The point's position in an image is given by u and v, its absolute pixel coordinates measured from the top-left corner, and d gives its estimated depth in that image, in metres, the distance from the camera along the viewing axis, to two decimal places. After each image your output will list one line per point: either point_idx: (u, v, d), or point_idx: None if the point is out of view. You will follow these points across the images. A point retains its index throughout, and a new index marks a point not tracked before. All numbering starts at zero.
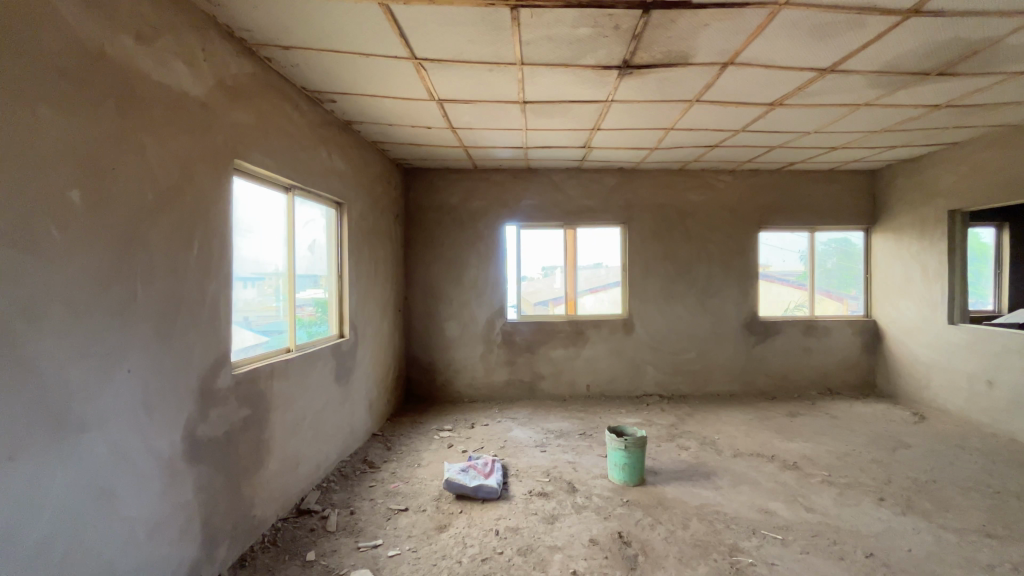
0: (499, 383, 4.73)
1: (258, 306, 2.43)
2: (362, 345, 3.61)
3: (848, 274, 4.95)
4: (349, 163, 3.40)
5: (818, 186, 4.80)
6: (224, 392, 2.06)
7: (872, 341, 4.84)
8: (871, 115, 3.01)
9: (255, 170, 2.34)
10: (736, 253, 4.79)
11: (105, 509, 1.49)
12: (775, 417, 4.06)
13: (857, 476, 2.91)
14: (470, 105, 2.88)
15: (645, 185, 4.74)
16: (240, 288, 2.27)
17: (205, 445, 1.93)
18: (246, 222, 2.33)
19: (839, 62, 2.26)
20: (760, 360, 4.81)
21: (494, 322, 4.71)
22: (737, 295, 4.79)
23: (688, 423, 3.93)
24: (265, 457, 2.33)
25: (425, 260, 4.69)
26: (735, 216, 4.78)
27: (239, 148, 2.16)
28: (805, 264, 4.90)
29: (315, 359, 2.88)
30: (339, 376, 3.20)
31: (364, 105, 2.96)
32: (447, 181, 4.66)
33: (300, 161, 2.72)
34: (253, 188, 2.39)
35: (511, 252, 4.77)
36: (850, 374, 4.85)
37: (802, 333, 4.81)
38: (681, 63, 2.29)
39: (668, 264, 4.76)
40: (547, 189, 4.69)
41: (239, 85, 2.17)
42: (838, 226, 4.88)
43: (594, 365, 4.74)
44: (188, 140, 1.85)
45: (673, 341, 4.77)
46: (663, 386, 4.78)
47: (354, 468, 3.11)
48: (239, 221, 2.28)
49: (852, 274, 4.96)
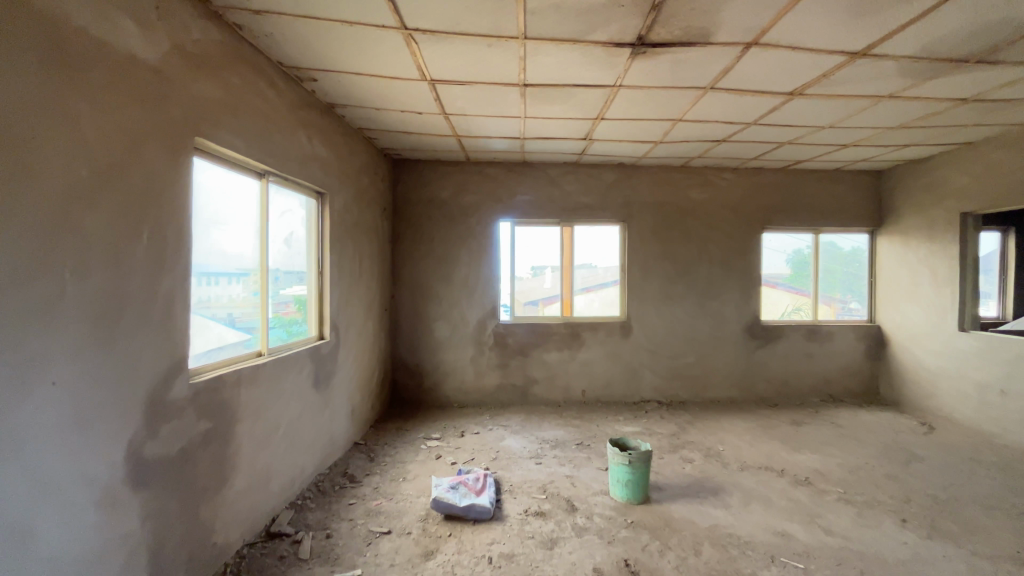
0: (489, 388, 4.49)
1: (226, 305, 2.14)
2: (345, 347, 3.34)
3: (852, 277, 4.81)
4: (332, 150, 3.13)
5: (823, 186, 4.65)
6: (180, 404, 1.79)
7: (875, 348, 4.69)
8: (893, 108, 2.82)
9: (223, 151, 2.06)
10: (738, 254, 4.60)
11: (18, 551, 1.22)
12: (779, 426, 3.88)
13: (874, 494, 2.72)
14: (465, 87, 2.63)
15: (645, 182, 4.53)
16: (202, 285, 1.97)
17: (154, 465, 1.66)
18: (212, 210, 2.05)
19: (875, 44, 2.06)
20: (761, 366, 4.63)
21: (487, 323, 4.47)
22: (738, 299, 4.60)
23: (689, 432, 3.73)
24: (230, 476, 2.06)
25: (414, 256, 4.43)
26: (738, 216, 4.59)
27: (201, 123, 1.88)
28: (808, 267, 4.75)
29: (290, 363, 2.61)
30: (317, 381, 2.93)
31: (350, 85, 2.70)
32: (438, 173, 4.41)
33: (275, 145, 2.44)
34: (218, 172, 2.10)
35: (505, 249, 4.54)
36: (853, 381, 4.69)
37: (804, 337, 4.65)
38: (700, 42, 2.07)
39: (668, 265, 4.56)
40: (544, 184, 4.46)
41: (204, 53, 1.90)
42: (842, 228, 4.72)
43: (590, 369, 4.53)
44: (136, 109, 1.58)
45: (673, 345, 4.58)
46: (662, 392, 4.58)
47: (333, 483, 2.84)
48: (202, 209, 1.99)
49: (855, 278, 4.81)
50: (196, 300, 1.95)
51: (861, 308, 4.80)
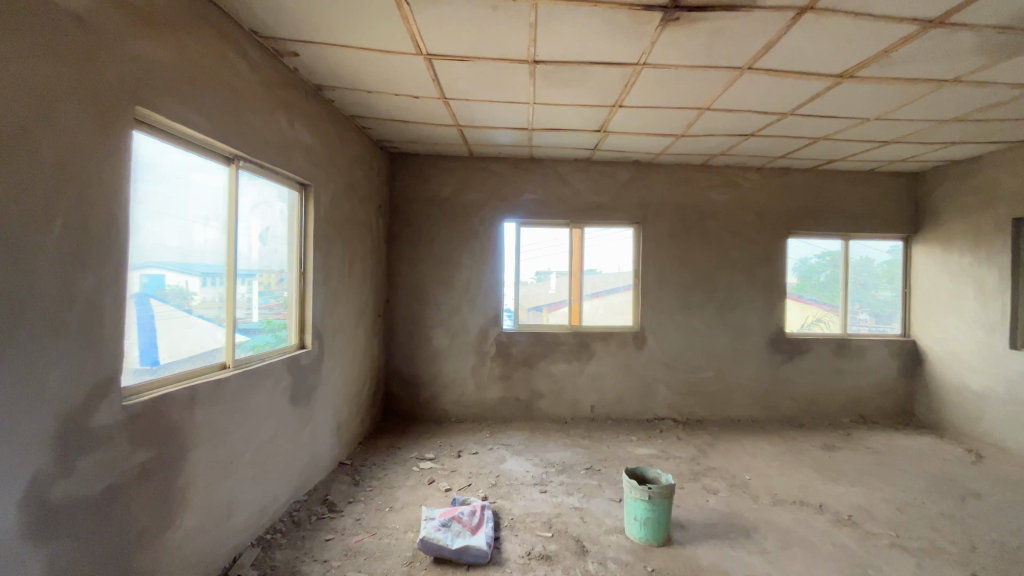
0: (491, 402, 4.15)
1: (181, 309, 1.82)
2: (330, 356, 3.01)
3: (885, 288, 4.43)
4: (319, 138, 2.81)
5: (855, 189, 4.29)
6: (109, 431, 1.46)
7: (910, 365, 4.32)
8: (956, 95, 2.47)
9: (179, 129, 1.75)
10: (762, 261, 4.24)
11: None
12: (810, 451, 3.51)
13: (932, 539, 2.35)
14: (467, 64, 2.31)
15: (662, 181, 4.19)
16: (149, 285, 1.66)
17: (68, 510, 1.33)
18: (165, 198, 1.74)
19: (955, 10, 1.72)
20: (786, 382, 4.26)
21: (489, 331, 4.13)
22: (762, 309, 4.24)
23: (710, 456, 3.37)
24: (178, 513, 1.73)
25: (411, 258, 4.10)
26: (763, 219, 4.24)
27: (146, 92, 1.57)
28: (836, 276, 4.39)
29: (261, 377, 2.28)
30: (296, 396, 2.60)
31: (337, 62, 2.38)
32: (439, 169, 4.09)
33: (248, 126, 2.13)
34: (171, 153, 1.78)
35: (510, 252, 4.21)
36: (886, 400, 4.31)
37: (833, 352, 4.28)
38: (745, 7, 1.75)
39: (686, 271, 4.21)
40: (553, 182, 4.13)
41: (151, 9, 1.59)
42: (875, 234, 4.36)
43: (600, 383, 4.18)
44: (49, 66, 1.27)
45: (689, 358, 4.22)
46: (678, 409, 4.22)
47: (310, 513, 2.50)
48: (149, 196, 1.67)
49: (889, 289, 4.44)
50: (138, 304, 1.62)
51: (894, 322, 4.43)
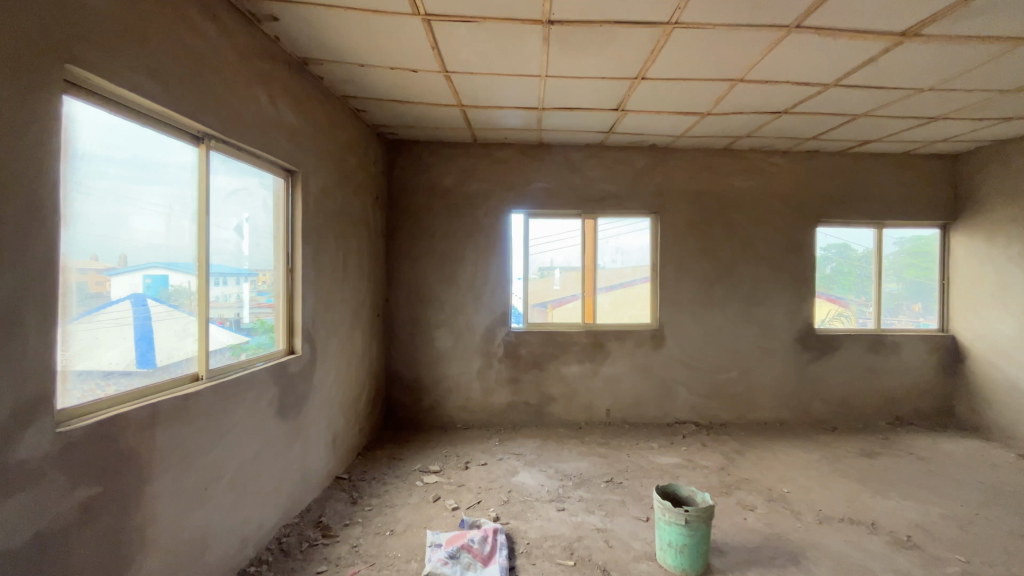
0: (499, 406, 3.86)
1: (139, 312, 1.54)
2: (323, 362, 2.73)
3: (920, 280, 4.12)
4: (306, 119, 2.52)
5: (889, 173, 3.98)
6: (35, 465, 1.18)
7: (950, 362, 4.01)
8: None
9: (130, 97, 1.48)
10: (790, 252, 3.94)
11: None
12: (849, 458, 3.22)
13: (1008, 565, 2.07)
14: (473, 26, 2.02)
15: (681, 167, 3.89)
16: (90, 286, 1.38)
17: None
18: (117, 179, 1.46)
19: None
20: (816, 383, 3.97)
21: (496, 330, 3.85)
22: (790, 304, 3.94)
23: (741, 466, 3.08)
24: (135, 556, 1.46)
25: (411, 253, 3.82)
26: (790, 207, 3.93)
27: (77, 46, 1.28)
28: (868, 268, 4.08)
29: (241, 389, 2.00)
30: (283, 407, 2.32)
31: (324, 28, 2.09)
32: (440, 157, 3.80)
33: (217, 98, 1.84)
34: (122, 129, 1.50)
35: (518, 245, 3.92)
36: (923, 401, 4.01)
37: (866, 349, 3.98)
38: None
39: (707, 264, 3.91)
40: (563, 169, 3.84)
41: None
42: (910, 222, 4.05)
43: (616, 385, 3.89)
44: None
45: (712, 358, 3.93)
46: (699, 413, 3.93)
47: (300, 540, 2.22)
48: (94, 178, 1.39)
49: (925, 280, 4.13)
50: (136, 305, 1.53)
51: (930, 317, 4.12)
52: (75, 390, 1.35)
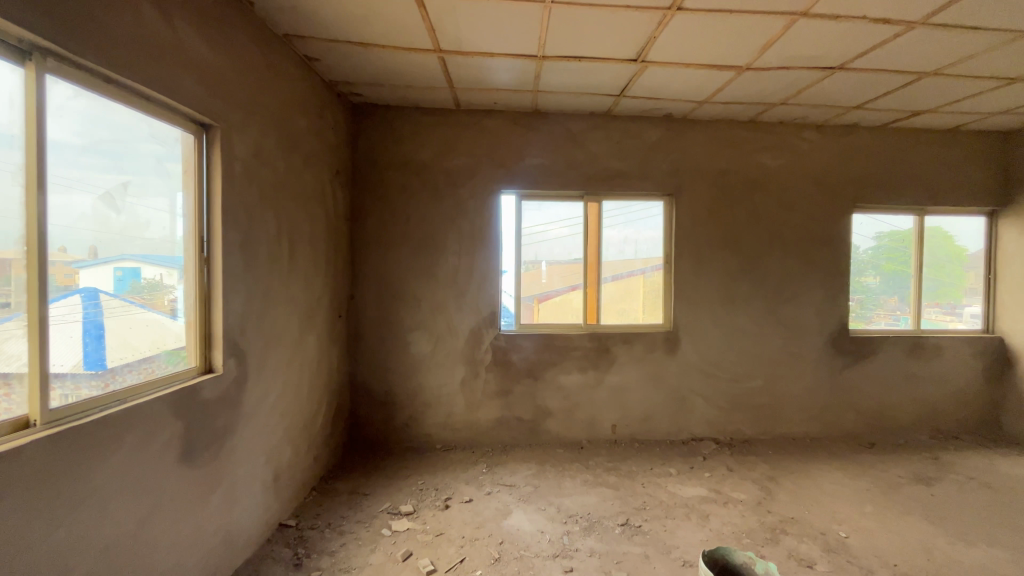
0: (487, 422, 3.27)
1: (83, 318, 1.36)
2: (258, 381, 2.09)
3: (950, 272, 3.60)
4: (229, 57, 1.87)
5: (933, 153, 3.47)
6: None
7: (997, 368, 3.55)
8: None
9: None
10: (823, 241, 3.40)
11: None
12: (905, 485, 2.71)
13: None
14: None
15: (700, 142, 3.32)
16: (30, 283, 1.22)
17: None
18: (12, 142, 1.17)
19: None
20: (850, 392, 3.46)
21: (482, 333, 3.25)
22: (822, 302, 3.42)
23: (780, 499, 2.55)
24: None
25: (382, 241, 3.18)
26: (824, 190, 3.40)
27: None
28: (871, 261, 3.54)
29: (102, 440, 1.35)
30: (190, 449, 1.68)
31: None
32: (416, 125, 3.16)
33: None
34: None
35: (508, 232, 3.31)
36: (967, 412, 3.54)
37: (905, 354, 3.49)
38: None
39: (729, 256, 3.36)
40: (563, 142, 3.23)
41: None
42: (954, 209, 3.56)
43: (623, 396, 3.33)
44: None
45: (734, 364, 3.39)
46: (718, 428, 3.39)
47: None
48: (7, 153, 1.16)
49: (955, 272, 3.61)
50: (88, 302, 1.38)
51: (931, 313, 3.58)
52: (13, 394, 1.18)
